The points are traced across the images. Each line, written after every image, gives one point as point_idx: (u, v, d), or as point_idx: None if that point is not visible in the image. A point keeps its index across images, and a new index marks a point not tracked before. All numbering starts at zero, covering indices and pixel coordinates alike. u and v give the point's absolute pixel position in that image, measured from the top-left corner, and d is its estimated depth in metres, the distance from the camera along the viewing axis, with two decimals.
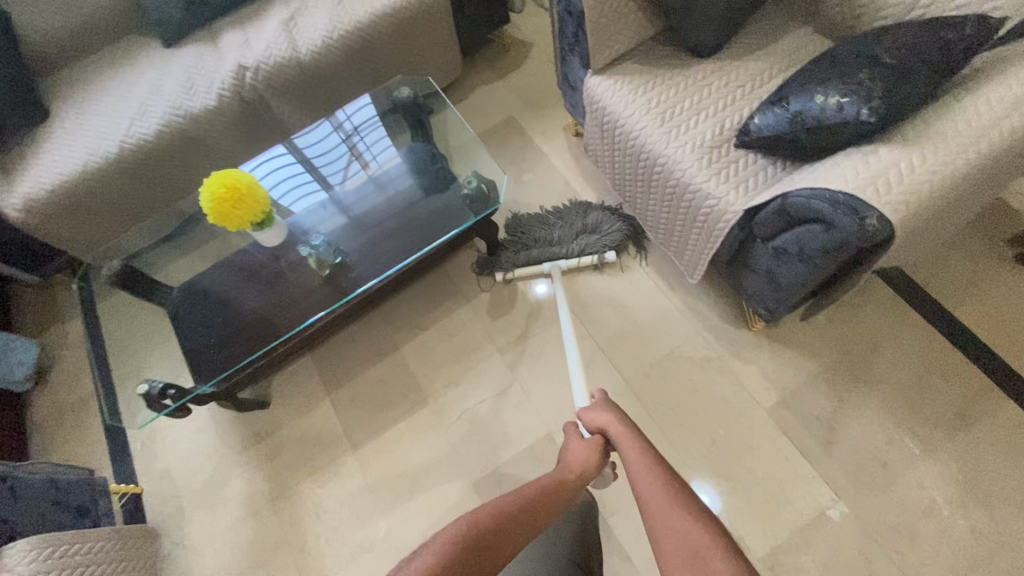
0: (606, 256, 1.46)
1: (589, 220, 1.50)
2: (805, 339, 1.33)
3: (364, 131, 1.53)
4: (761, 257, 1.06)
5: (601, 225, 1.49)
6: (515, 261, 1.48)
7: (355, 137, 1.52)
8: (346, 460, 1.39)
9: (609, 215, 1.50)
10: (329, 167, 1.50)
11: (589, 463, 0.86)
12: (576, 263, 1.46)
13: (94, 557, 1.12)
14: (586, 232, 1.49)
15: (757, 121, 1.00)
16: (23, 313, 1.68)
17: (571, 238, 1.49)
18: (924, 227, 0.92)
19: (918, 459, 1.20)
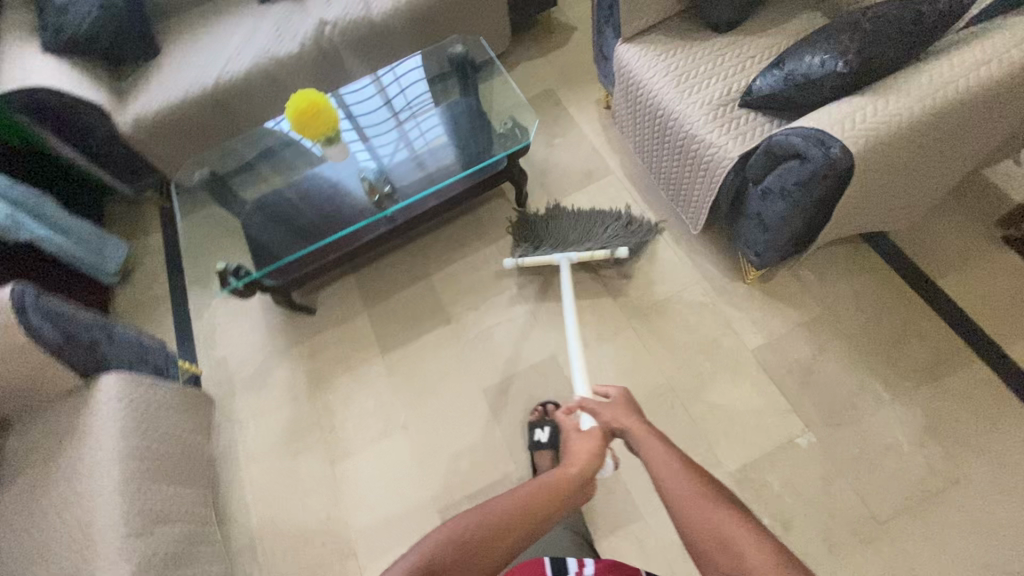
0: (619, 251, 1.49)
1: (608, 223, 1.56)
2: (795, 293, 1.47)
3: (405, 80, 1.73)
4: (753, 201, 1.22)
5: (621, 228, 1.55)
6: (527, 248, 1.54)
7: (405, 115, 1.70)
8: (377, 363, 1.60)
9: (626, 221, 1.57)
10: (382, 125, 1.68)
11: (591, 459, 0.84)
12: (589, 255, 1.51)
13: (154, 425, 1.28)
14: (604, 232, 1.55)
15: (758, 82, 1.17)
16: (114, 223, 1.95)
17: (587, 236, 1.55)
18: (888, 170, 1.08)
19: (886, 403, 1.32)
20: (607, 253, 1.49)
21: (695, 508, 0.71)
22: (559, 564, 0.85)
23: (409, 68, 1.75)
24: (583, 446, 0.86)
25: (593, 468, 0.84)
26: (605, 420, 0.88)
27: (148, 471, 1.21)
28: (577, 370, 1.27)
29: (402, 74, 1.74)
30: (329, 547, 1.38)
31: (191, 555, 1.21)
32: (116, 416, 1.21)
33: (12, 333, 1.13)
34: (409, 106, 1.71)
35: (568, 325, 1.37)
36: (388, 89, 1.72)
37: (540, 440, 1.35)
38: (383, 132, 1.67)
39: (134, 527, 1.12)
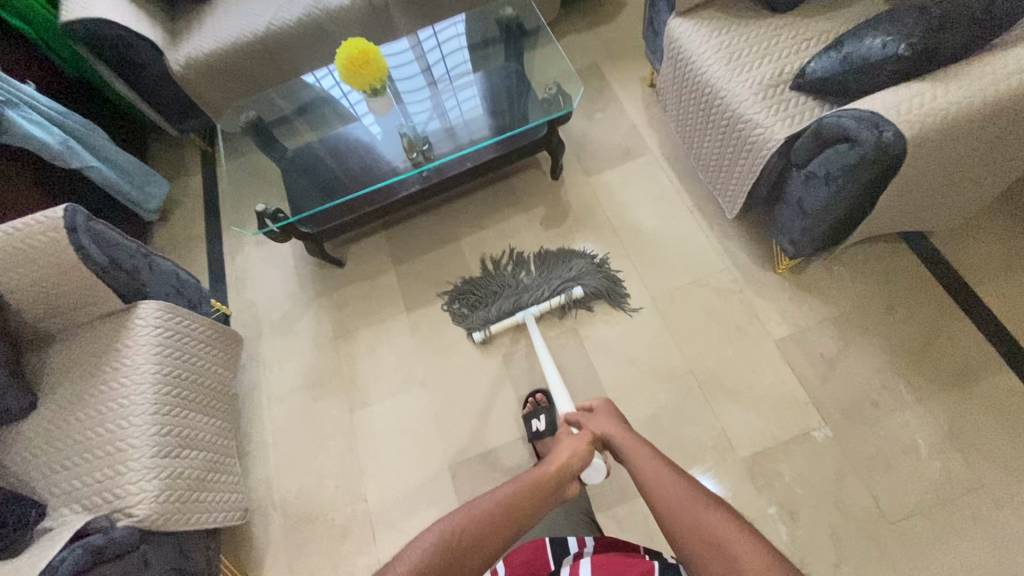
0: (573, 292, 1.51)
1: (564, 268, 1.58)
2: (826, 287, 1.45)
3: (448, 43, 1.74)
4: (794, 187, 1.20)
5: (579, 273, 1.56)
6: (488, 317, 1.55)
7: (442, 84, 1.70)
8: (399, 320, 1.63)
9: (579, 260, 1.59)
10: (419, 87, 1.69)
11: (577, 455, 0.91)
12: (547, 306, 1.52)
13: (192, 366, 1.34)
14: (562, 276, 1.57)
15: (813, 64, 1.15)
16: (157, 163, 2.00)
17: (546, 281, 1.57)
18: (937, 163, 1.05)
19: (907, 405, 1.31)
20: (562, 299, 1.51)
21: (682, 511, 0.75)
22: (561, 547, 0.83)
23: (452, 39, 1.74)
24: (571, 444, 0.93)
25: (577, 463, 0.91)
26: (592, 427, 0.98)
27: (176, 396, 1.25)
28: (551, 378, 1.36)
29: (445, 43, 1.74)
30: (340, 490, 1.43)
31: (209, 481, 1.25)
32: (153, 340, 1.26)
33: (63, 251, 1.18)
34: (448, 76, 1.71)
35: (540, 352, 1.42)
36: (429, 58, 1.73)
37: (540, 429, 1.34)
38: (419, 98, 1.68)
39: (161, 445, 1.16)
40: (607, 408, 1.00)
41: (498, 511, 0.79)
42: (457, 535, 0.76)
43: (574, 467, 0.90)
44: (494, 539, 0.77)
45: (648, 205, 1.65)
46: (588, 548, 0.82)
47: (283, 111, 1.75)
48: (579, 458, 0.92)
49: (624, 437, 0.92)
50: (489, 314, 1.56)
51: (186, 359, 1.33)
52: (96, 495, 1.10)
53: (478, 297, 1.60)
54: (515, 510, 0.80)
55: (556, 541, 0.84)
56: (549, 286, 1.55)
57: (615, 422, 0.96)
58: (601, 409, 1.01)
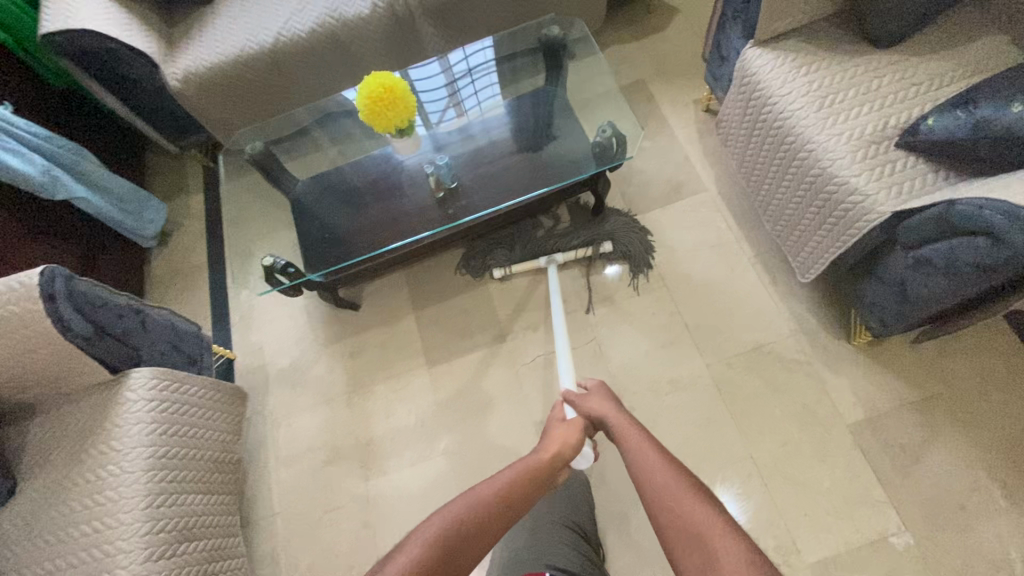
0: (602, 247, 1.45)
1: (600, 223, 1.51)
2: (906, 364, 1.27)
3: (479, 69, 1.55)
4: (895, 265, 1.02)
5: (614, 231, 1.49)
6: (510, 257, 1.51)
7: (472, 111, 1.52)
8: (419, 374, 1.47)
9: (617, 215, 1.52)
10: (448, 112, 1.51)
11: (567, 443, 0.90)
12: (573, 255, 1.46)
13: (193, 439, 1.19)
14: (595, 230, 1.50)
15: (931, 121, 0.97)
16: (156, 180, 1.83)
17: (577, 232, 1.51)
18: None
19: (1001, 510, 1.14)
20: (589, 250, 1.46)
21: (658, 483, 0.70)
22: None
23: (479, 54, 1.55)
24: (563, 434, 0.91)
25: (570, 451, 0.89)
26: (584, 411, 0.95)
27: (172, 480, 1.11)
28: (563, 365, 1.21)
29: (474, 64, 1.55)
30: (354, 571, 1.29)
31: (209, 574, 1.11)
32: (145, 418, 1.10)
33: (39, 322, 1.02)
34: (478, 103, 1.52)
35: (557, 324, 1.29)
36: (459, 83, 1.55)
37: None
38: (450, 125, 1.50)
39: (155, 545, 1.01)
40: (600, 390, 0.95)
41: (493, 499, 0.74)
42: (451, 532, 0.68)
43: (564, 456, 0.88)
44: (493, 530, 0.72)
45: (703, 254, 1.47)
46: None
47: (301, 123, 1.57)
48: (570, 449, 0.90)
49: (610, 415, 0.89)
50: (510, 253, 1.52)
51: (186, 430, 1.18)
52: None
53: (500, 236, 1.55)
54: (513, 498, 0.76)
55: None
56: (578, 236, 1.49)
57: (606, 402, 0.92)
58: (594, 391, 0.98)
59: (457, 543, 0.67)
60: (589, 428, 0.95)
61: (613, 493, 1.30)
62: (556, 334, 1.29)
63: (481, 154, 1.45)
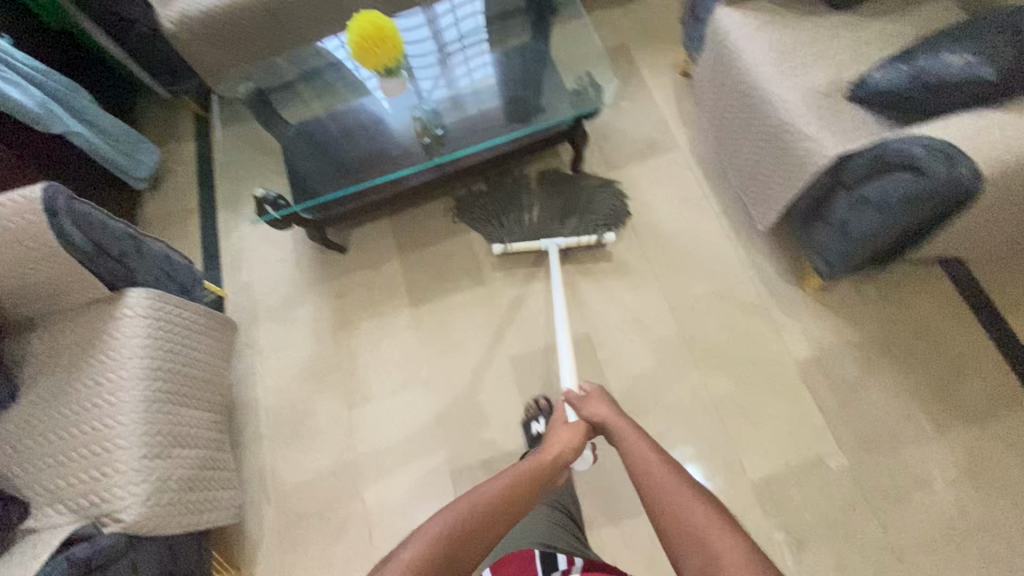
0: (606, 237, 1.47)
1: (577, 197, 1.56)
2: (852, 309, 1.38)
3: (462, 21, 1.61)
4: (839, 207, 1.12)
5: (595, 207, 1.55)
6: (512, 236, 1.51)
7: (462, 85, 1.55)
8: (403, 313, 1.55)
9: (611, 202, 1.57)
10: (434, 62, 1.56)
11: (568, 447, 0.93)
12: (576, 241, 1.47)
13: (188, 360, 1.27)
14: (586, 212, 1.54)
15: (877, 75, 1.05)
16: (149, 127, 1.87)
17: (569, 214, 1.54)
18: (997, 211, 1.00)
19: (926, 436, 1.26)
20: (593, 240, 1.46)
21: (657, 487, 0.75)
22: (550, 561, 0.82)
23: (471, 29, 1.60)
24: (564, 438, 0.94)
25: (570, 454, 0.93)
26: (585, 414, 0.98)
27: (168, 392, 1.18)
28: (564, 364, 1.21)
29: (467, 41, 1.59)
30: (338, 489, 1.38)
31: (202, 479, 1.19)
32: (142, 333, 1.17)
33: (44, 236, 1.08)
34: (468, 76, 1.56)
35: (557, 307, 1.32)
36: (450, 56, 1.58)
37: (538, 433, 1.33)
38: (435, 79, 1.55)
39: (152, 446, 1.09)
40: (598, 392, 0.98)
41: (491, 505, 0.77)
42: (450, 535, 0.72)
43: (565, 459, 0.92)
44: (494, 531, 0.76)
45: (672, 207, 1.56)
46: (577, 567, 0.80)
47: (287, 76, 1.63)
48: (571, 451, 0.94)
49: (611, 419, 0.92)
50: (513, 232, 1.52)
51: (183, 353, 1.25)
52: (82, 497, 1.04)
53: (502, 214, 1.56)
54: (513, 499, 0.79)
55: (546, 553, 0.83)
56: (575, 219, 1.53)
57: (605, 405, 0.95)
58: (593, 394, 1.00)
59: (457, 547, 0.72)
60: (591, 431, 0.97)
61: None
62: (558, 315, 1.31)
63: (466, 104, 1.52)
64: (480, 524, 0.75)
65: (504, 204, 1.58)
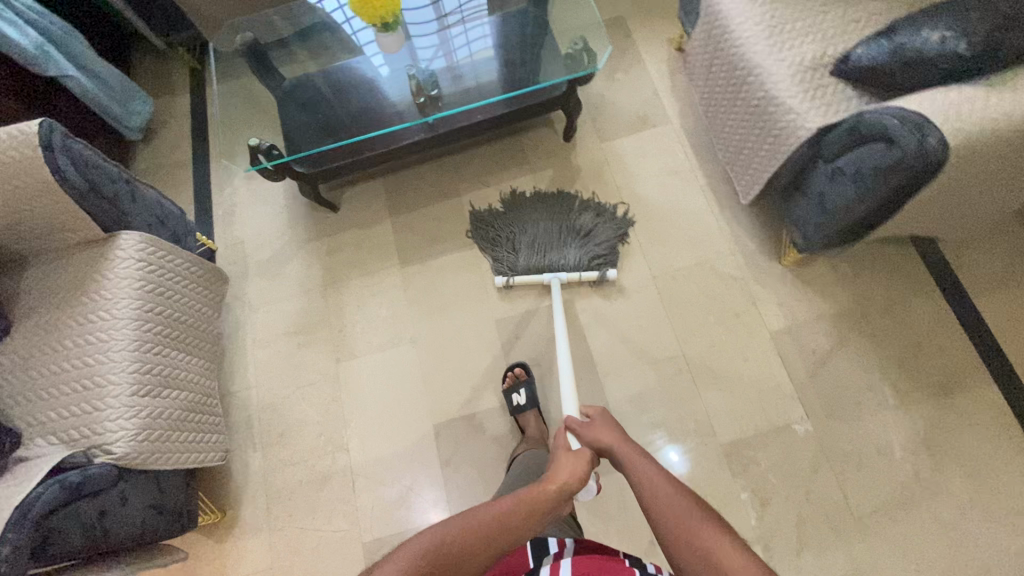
0: (608, 274, 1.46)
1: (575, 223, 1.53)
2: (827, 284, 1.43)
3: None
4: (817, 179, 1.16)
5: (594, 234, 1.51)
6: (515, 267, 1.50)
7: (462, 60, 1.55)
8: (392, 273, 1.58)
9: (611, 228, 1.52)
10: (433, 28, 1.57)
11: (575, 473, 0.94)
12: (576, 276, 1.47)
13: (177, 307, 1.29)
14: (585, 237, 1.52)
15: (859, 51, 1.09)
16: (144, 79, 1.87)
17: (568, 239, 1.52)
18: (953, 187, 1.03)
19: (888, 407, 1.32)
20: (595, 276, 1.46)
21: (672, 514, 0.80)
22: (542, 548, 0.85)
23: (473, 7, 1.59)
24: (573, 463, 0.95)
25: (575, 483, 0.93)
26: (590, 440, 1.01)
27: (158, 335, 1.20)
28: (566, 391, 1.22)
29: (468, 16, 1.59)
30: (322, 439, 1.42)
31: (191, 420, 1.23)
32: (134, 276, 1.19)
33: (37, 171, 1.08)
34: (468, 48, 1.55)
35: (558, 338, 1.32)
36: (451, 31, 1.57)
37: (519, 404, 1.36)
38: (431, 45, 1.56)
39: (142, 384, 1.12)
40: (603, 419, 1.03)
41: (492, 523, 0.80)
42: (448, 551, 0.75)
43: (571, 487, 0.92)
44: (491, 549, 0.78)
45: (661, 180, 1.59)
46: (568, 549, 0.84)
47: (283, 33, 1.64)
48: (576, 480, 0.94)
49: (617, 447, 0.96)
50: (515, 263, 1.51)
51: (172, 299, 1.27)
52: (74, 429, 1.06)
53: (505, 239, 1.54)
54: (514, 525, 0.81)
55: (537, 543, 0.86)
56: (574, 245, 1.51)
57: (610, 432, 1.00)
58: (598, 419, 1.04)
59: (455, 563, 0.75)
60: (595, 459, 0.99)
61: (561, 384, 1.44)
62: (560, 351, 1.30)
63: (461, 69, 1.54)
64: (477, 545, 0.77)
65: (506, 228, 1.56)
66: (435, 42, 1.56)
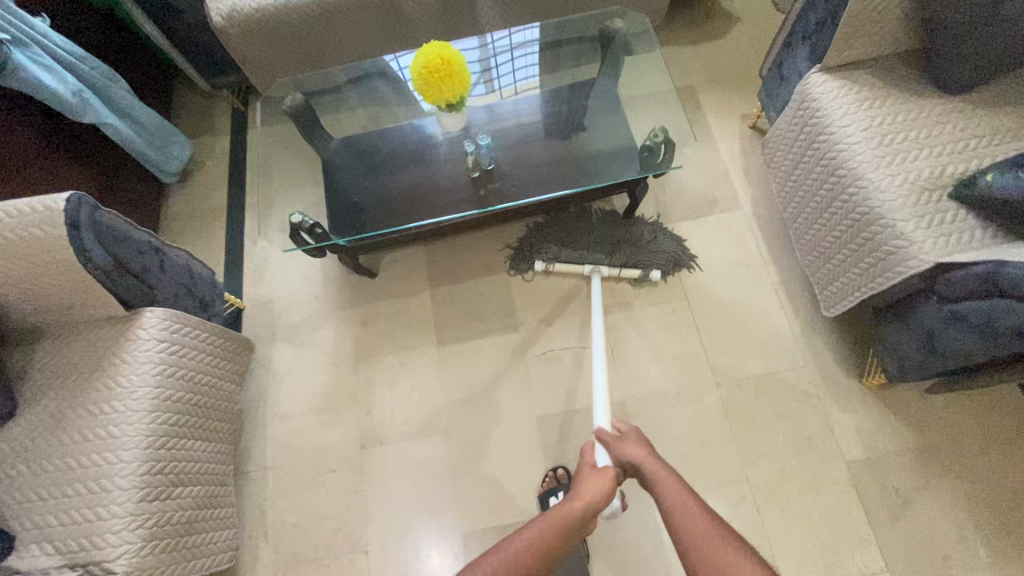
0: (652, 274, 1.44)
1: (626, 225, 1.52)
2: (913, 411, 1.28)
3: (518, 52, 1.52)
4: (926, 315, 1.02)
5: (644, 237, 1.49)
6: (557, 254, 1.48)
7: (506, 92, 1.49)
8: (427, 350, 1.46)
9: (662, 233, 1.50)
10: (479, 77, 1.48)
11: (601, 493, 0.87)
12: (619, 273, 1.44)
13: (198, 387, 1.18)
14: (638, 249, 1.48)
15: (991, 178, 0.96)
16: (185, 117, 1.80)
17: (620, 248, 1.48)
18: None
19: (983, 567, 1.15)
20: (638, 275, 1.43)
21: (712, 560, 0.74)
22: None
23: (523, 34, 1.52)
24: (597, 481, 0.89)
25: (601, 503, 0.87)
26: (617, 455, 0.93)
27: (175, 425, 1.10)
28: (598, 395, 1.14)
29: (518, 45, 1.51)
30: (340, 535, 1.30)
31: (201, 519, 1.12)
32: (154, 359, 1.09)
33: (60, 249, 0.99)
34: (514, 84, 1.49)
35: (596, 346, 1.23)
36: (496, 62, 1.51)
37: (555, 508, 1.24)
38: (480, 101, 1.47)
39: (152, 487, 1.01)
40: (635, 434, 0.95)
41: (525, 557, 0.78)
42: None
43: (598, 507, 0.87)
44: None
45: (728, 271, 1.45)
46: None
47: (335, 80, 1.53)
48: (602, 499, 0.88)
49: (646, 463, 0.89)
50: (558, 250, 1.49)
51: (194, 380, 1.17)
52: (72, 539, 0.96)
53: (550, 229, 1.53)
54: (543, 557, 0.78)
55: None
56: (624, 254, 1.47)
57: (640, 449, 0.92)
58: (630, 436, 0.95)
59: None
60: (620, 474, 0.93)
61: None
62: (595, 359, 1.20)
63: (519, 138, 1.43)
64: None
65: (552, 220, 1.54)
66: (484, 96, 1.48)
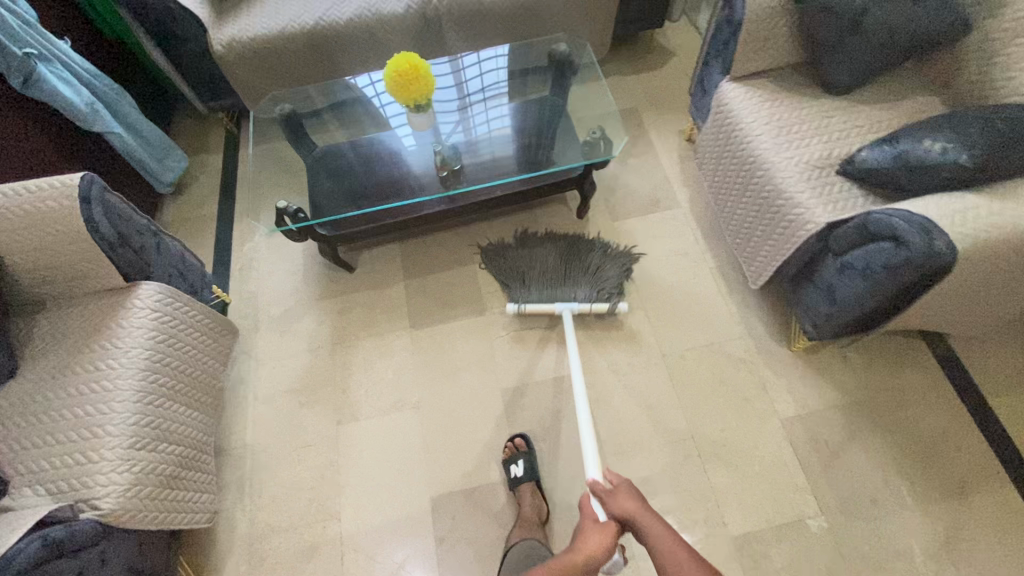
0: (619, 306, 1.49)
1: (585, 258, 1.59)
2: (837, 373, 1.43)
3: (490, 94, 1.71)
4: (826, 271, 1.20)
5: (603, 268, 1.56)
6: (528, 296, 1.52)
7: (480, 130, 1.65)
8: (401, 335, 1.59)
9: (616, 263, 1.58)
10: (457, 117, 1.65)
11: (602, 547, 0.91)
12: (589, 307, 1.47)
13: (188, 359, 1.29)
14: (598, 280, 1.54)
15: (865, 153, 1.16)
16: (181, 138, 1.98)
17: (583, 282, 1.54)
18: (950, 288, 1.07)
19: (906, 507, 1.27)
20: (607, 307, 1.47)
21: None
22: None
23: (494, 75, 1.73)
24: (599, 535, 0.92)
25: (601, 557, 0.90)
26: (613, 509, 0.97)
27: (163, 386, 1.19)
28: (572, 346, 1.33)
29: (490, 94, 1.71)
30: (315, 504, 1.37)
31: (182, 477, 1.19)
32: (149, 325, 1.20)
33: (70, 222, 1.13)
34: (488, 124, 1.66)
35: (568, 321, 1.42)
36: (472, 107, 1.69)
37: (517, 475, 1.32)
38: (458, 139, 1.63)
39: (140, 436, 1.10)
40: (627, 487, 1.00)
41: None
42: None
43: (598, 561, 0.90)
44: None
45: (671, 259, 1.63)
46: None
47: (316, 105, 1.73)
48: (602, 554, 0.91)
49: (640, 516, 0.94)
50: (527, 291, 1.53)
51: (185, 352, 1.28)
52: (62, 481, 1.03)
53: (516, 271, 1.58)
54: None
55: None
56: (590, 288, 1.52)
57: (634, 502, 0.97)
58: (622, 490, 1.00)
59: None
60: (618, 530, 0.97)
61: (566, 460, 1.40)
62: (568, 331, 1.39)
63: (481, 144, 1.63)
64: None
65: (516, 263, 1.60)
66: (461, 135, 1.63)
